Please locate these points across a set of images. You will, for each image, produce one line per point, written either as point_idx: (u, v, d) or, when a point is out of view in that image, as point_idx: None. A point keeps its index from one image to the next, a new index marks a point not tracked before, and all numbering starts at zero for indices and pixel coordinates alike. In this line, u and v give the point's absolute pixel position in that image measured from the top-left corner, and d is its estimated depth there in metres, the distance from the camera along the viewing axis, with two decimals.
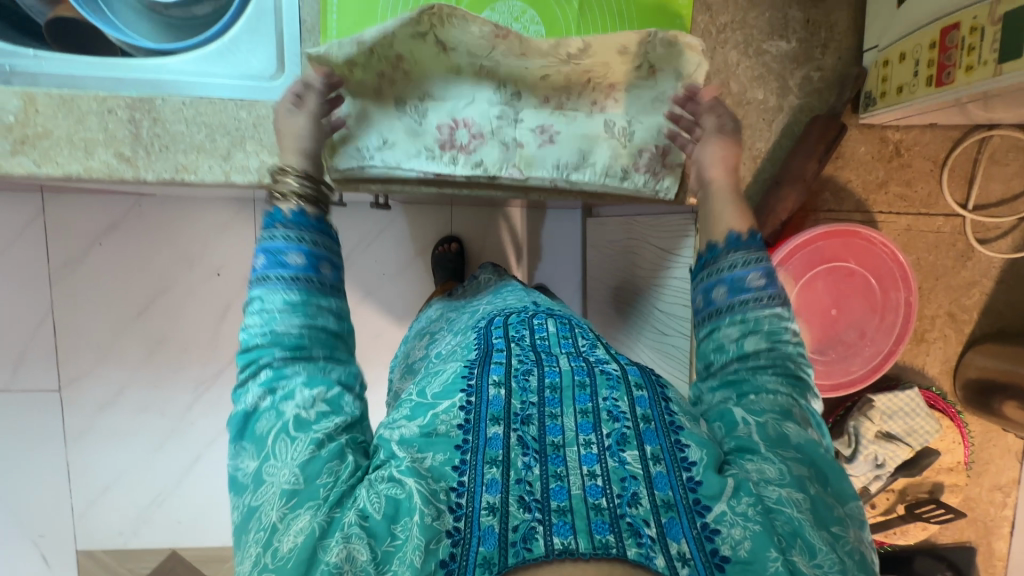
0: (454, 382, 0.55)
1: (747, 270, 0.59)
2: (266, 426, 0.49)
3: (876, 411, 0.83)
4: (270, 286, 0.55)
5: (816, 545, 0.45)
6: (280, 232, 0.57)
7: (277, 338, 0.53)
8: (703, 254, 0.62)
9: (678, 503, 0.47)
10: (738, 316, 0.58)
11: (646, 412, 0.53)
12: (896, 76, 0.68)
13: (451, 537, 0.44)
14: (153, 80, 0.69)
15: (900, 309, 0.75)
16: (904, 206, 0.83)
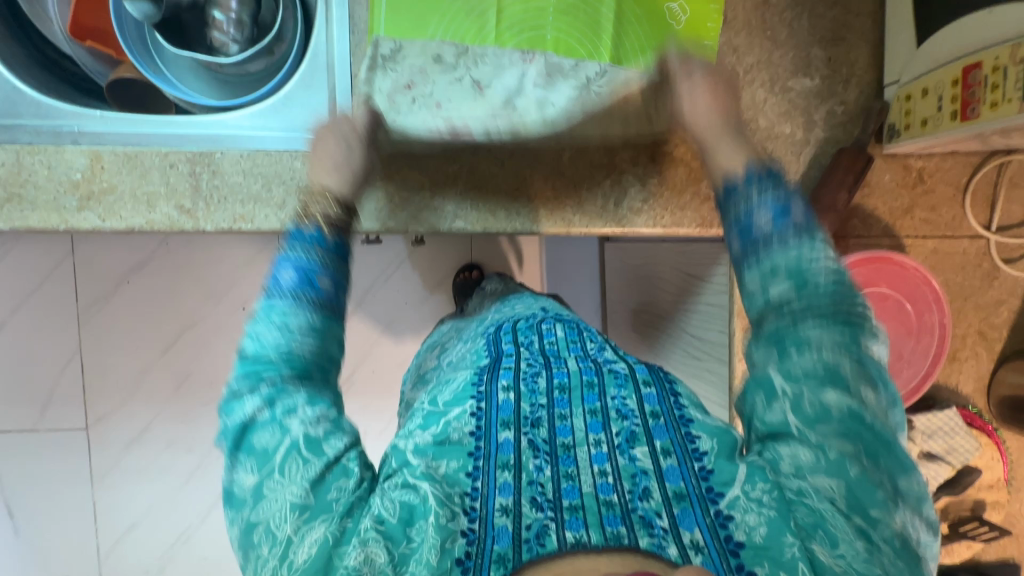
0: (465, 390, 0.59)
1: (761, 213, 0.56)
2: (266, 440, 0.49)
3: (918, 432, 0.80)
4: (292, 303, 0.54)
5: (840, 535, 0.47)
6: (309, 253, 0.57)
7: (290, 357, 0.52)
8: (722, 195, 0.60)
9: (691, 493, 0.51)
10: (758, 258, 0.55)
11: (655, 408, 0.58)
12: (919, 110, 0.72)
13: (466, 537, 0.47)
14: (211, 135, 0.72)
15: (936, 332, 0.78)
16: (929, 230, 0.84)
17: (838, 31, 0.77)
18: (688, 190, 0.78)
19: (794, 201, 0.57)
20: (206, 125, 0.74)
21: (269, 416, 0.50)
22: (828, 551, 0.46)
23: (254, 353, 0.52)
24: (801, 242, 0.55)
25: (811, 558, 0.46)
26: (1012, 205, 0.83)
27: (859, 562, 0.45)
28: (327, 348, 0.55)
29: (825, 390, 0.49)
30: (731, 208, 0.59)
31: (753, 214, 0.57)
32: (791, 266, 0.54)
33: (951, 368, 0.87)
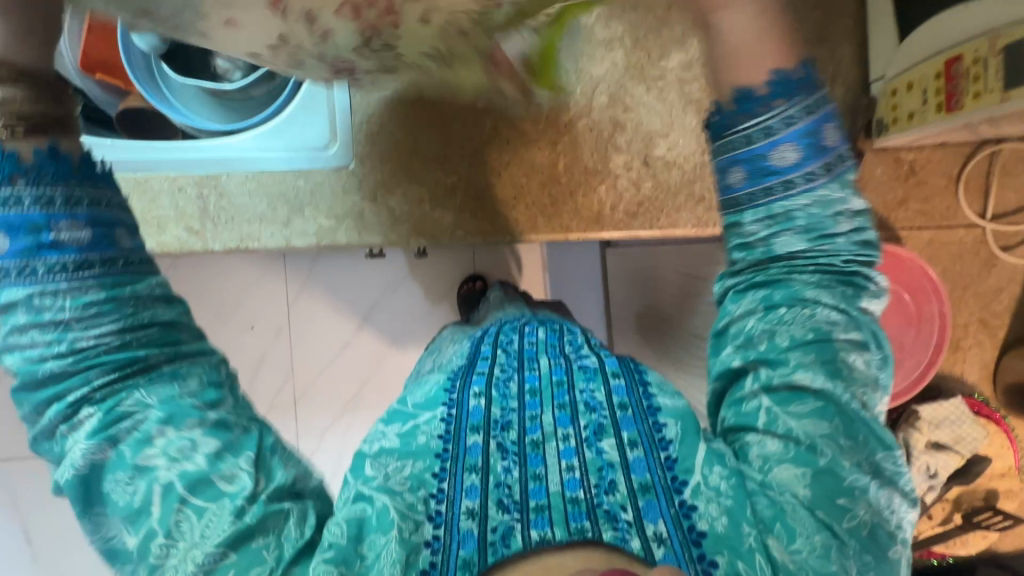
0: (437, 395, 0.58)
1: (777, 143, 0.50)
2: (126, 490, 0.41)
3: (925, 422, 0.80)
4: (33, 283, 0.39)
5: (797, 530, 0.47)
6: (19, 192, 0.39)
7: (87, 360, 0.41)
8: (714, 120, 0.52)
9: (656, 485, 0.51)
10: (762, 208, 0.52)
11: (624, 399, 0.57)
12: (906, 105, 0.73)
13: (431, 547, 0.47)
14: (219, 159, 0.75)
15: (935, 320, 0.78)
16: (924, 221, 0.85)
17: None
18: (683, 190, 0.79)
19: (826, 121, 0.50)
20: (213, 151, 0.76)
21: (122, 458, 0.41)
22: (784, 546, 0.47)
23: (25, 372, 0.40)
24: (830, 184, 0.51)
25: (767, 553, 0.47)
26: (1005, 193, 0.84)
27: (814, 558, 0.46)
28: (130, 330, 0.42)
29: (802, 365, 0.50)
30: (720, 141, 0.52)
31: (757, 145, 0.50)
32: (804, 225, 0.51)
33: (954, 357, 0.87)
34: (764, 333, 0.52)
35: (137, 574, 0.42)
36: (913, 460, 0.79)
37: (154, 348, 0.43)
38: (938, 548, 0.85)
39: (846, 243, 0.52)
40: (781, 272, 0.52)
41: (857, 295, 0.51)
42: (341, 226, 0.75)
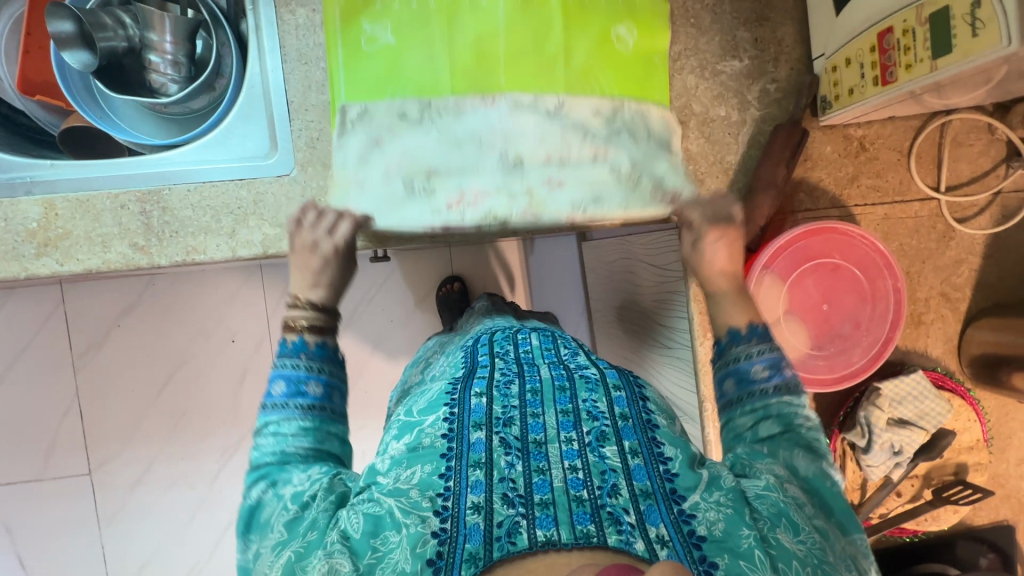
0: (440, 398, 0.66)
1: (753, 363, 0.64)
2: (267, 506, 0.58)
3: (886, 398, 0.78)
4: (280, 412, 0.63)
5: (799, 523, 0.53)
6: (300, 361, 0.66)
7: (288, 457, 0.61)
8: (718, 344, 0.68)
9: (656, 491, 0.55)
10: (748, 405, 0.62)
11: (624, 410, 0.63)
12: (846, 80, 0.72)
13: (438, 538, 0.51)
14: (159, 172, 0.74)
15: (890, 297, 0.76)
16: (878, 197, 0.84)
17: (761, 11, 0.79)
18: None
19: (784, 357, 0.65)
20: (153, 164, 0.75)
21: (271, 487, 0.59)
22: (792, 537, 0.52)
23: (259, 458, 0.62)
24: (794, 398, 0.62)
25: (771, 544, 0.51)
26: (958, 164, 0.83)
27: (815, 550, 0.52)
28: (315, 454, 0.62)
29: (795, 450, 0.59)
30: (720, 362, 0.67)
31: (748, 363, 0.64)
32: (774, 414, 0.62)
33: (918, 333, 0.86)
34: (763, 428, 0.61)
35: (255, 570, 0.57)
36: (875, 439, 0.78)
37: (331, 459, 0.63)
38: (909, 525, 0.84)
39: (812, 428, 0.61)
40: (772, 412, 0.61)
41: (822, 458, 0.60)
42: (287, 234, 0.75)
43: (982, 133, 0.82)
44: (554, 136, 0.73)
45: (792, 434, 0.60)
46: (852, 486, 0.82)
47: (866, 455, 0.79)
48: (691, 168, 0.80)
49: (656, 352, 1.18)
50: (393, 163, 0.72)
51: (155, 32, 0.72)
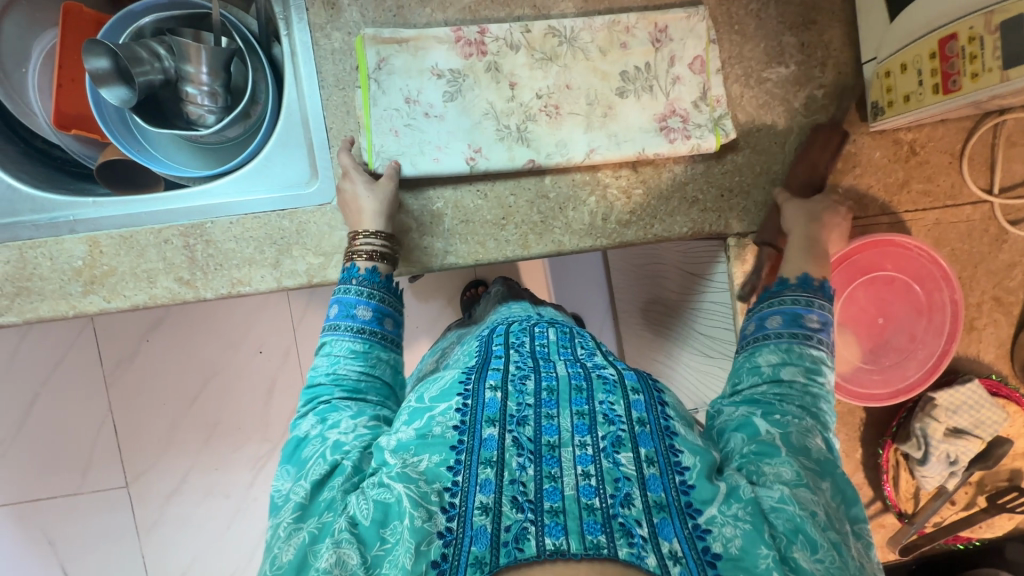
0: (452, 387, 0.59)
1: (808, 310, 0.67)
2: (310, 450, 0.57)
3: (941, 409, 0.77)
4: (335, 330, 0.66)
5: (817, 541, 0.50)
6: (353, 286, 0.67)
7: (339, 381, 0.62)
8: (771, 287, 0.71)
9: (670, 504, 0.51)
10: (783, 344, 0.65)
11: (642, 415, 0.57)
12: (901, 86, 0.70)
13: (443, 538, 0.48)
14: (201, 206, 0.74)
15: (947, 308, 0.75)
16: (929, 202, 0.81)
17: (808, 14, 0.77)
18: (675, 195, 0.78)
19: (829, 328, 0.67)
20: (194, 197, 0.75)
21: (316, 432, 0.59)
22: (809, 556, 0.50)
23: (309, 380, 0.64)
24: (828, 357, 0.65)
25: (790, 563, 0.49)
26: (1011, 165, 0.80)
27: (833, 568, 0.50)
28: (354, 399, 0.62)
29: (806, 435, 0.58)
30: (765, 302, 0.70)
31: (798, 308, 0.67)
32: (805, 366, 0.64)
33: (970, 338, 0.84)
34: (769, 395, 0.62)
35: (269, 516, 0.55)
36: (931, 450, 0.77)
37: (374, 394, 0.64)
38: (962, 533, 0.82)
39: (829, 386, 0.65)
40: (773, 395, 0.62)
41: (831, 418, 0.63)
42: (331, 262, 0.74)
43: None
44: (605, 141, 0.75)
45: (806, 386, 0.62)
46: (905, 496, 0.82)
47: (921, 467, 0.78)
48: (736, 179, 0.78)
49: (693, 358, 1.13)
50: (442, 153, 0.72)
51: (191, 64, 0.71)
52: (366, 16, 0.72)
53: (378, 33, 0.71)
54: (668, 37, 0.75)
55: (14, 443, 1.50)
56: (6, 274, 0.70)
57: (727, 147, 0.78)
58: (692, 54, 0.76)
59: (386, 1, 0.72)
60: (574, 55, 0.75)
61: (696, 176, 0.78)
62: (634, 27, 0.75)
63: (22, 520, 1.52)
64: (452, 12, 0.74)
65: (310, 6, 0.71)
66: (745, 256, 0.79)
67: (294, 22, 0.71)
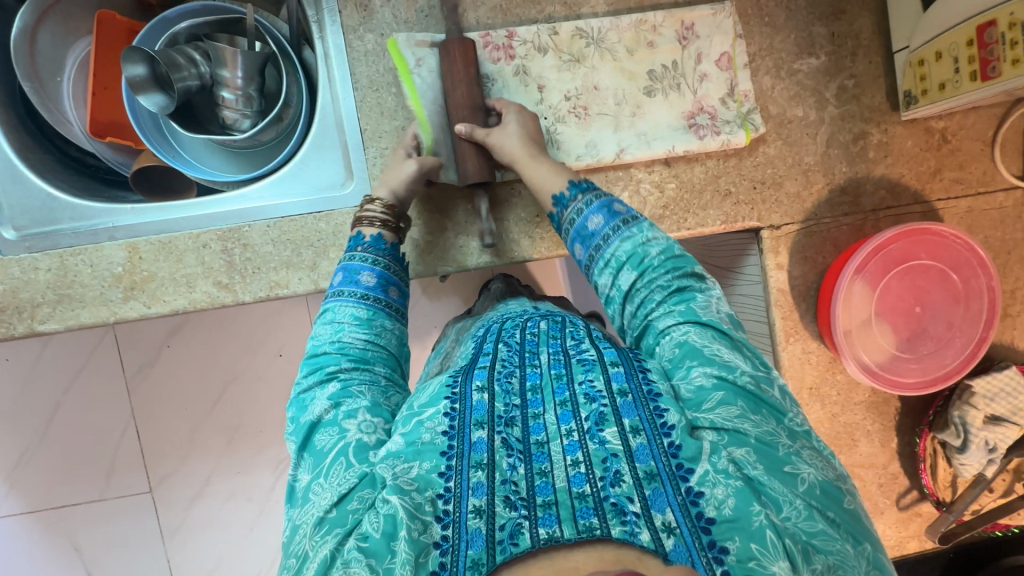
0: (439, 391, 0.57)
1: (588, 216, 0.66)
2: (327, 441, 0.55)
3: (980, 397, 0.77)
4: (339, 298, 0.65)
5: (781, 499, 0.49)
6: (359, 252, 0.67)
7: (347, 351, 0.61)
8: (553, 217, 0.69)
9: (661, 472, 0.49)
10: (601, 260, 0.64)
11: (623, 386, 0.54)
12: (936, 74, 0.70)
13: (440, 548, 0.47)
14: (237, 210, 0.74)
15: (984, 295, 0.75)
16: (961, 189, 0.81)
17: (837, 5, 0.77)
18: (708, 188, 0.78)
19: (615, 200, 0.67)
20: (230, 202, 0.76)
21: (334, 419, 0.56)
22: (776, 514, 0.48)
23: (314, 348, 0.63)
24: (635, 229, 0.64)
25: (775, 526, 0.47)
26: None
27: (801, 519, 0.48)
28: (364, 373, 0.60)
29: (694, 370, 0.55)
30: (564, 230, 0.68)
31: (583, 214, 0.66)
32: (637, 275, 0.62)
33: (1005, 326, 0.84)
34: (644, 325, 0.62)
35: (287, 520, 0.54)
36: (971, 438, 0.77)
37: (380, 364, 0.63)
38: (1002, 520, 0.82)
39: (664, 276, 0.61)
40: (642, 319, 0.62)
41: (702, 301, 0.61)
42: None
43: None
44: (633, 139, 0.75)
45: (664, 308, 0.60)
46: (943, 484, 0.83)
47: (961, 455, 0.78)
48: (769, 172, 0.78)
49: None
50: None
51: (227, 69, 0.72)
52: (398, 18, 0.72)
53: (410, 39, 0.71)
54: (696, 33, 0.76)
55: (38, 450, 1.51)
56: (48, 282, 0.71)
57: (759, 140, 0.78)
58: (720, 50, 0.76)
59: (419, 2, 0.72)
60: (601, 55, 0.75)
61: (728, 170, 0.78)
62: (661, 26, 0.75)
63: (48, 527, 1.53)
64: (483, 11, 0.74)
65: (344, 8, 0.72)
66: (779, 248, 0.79)
67: (327, 24, 0.71)
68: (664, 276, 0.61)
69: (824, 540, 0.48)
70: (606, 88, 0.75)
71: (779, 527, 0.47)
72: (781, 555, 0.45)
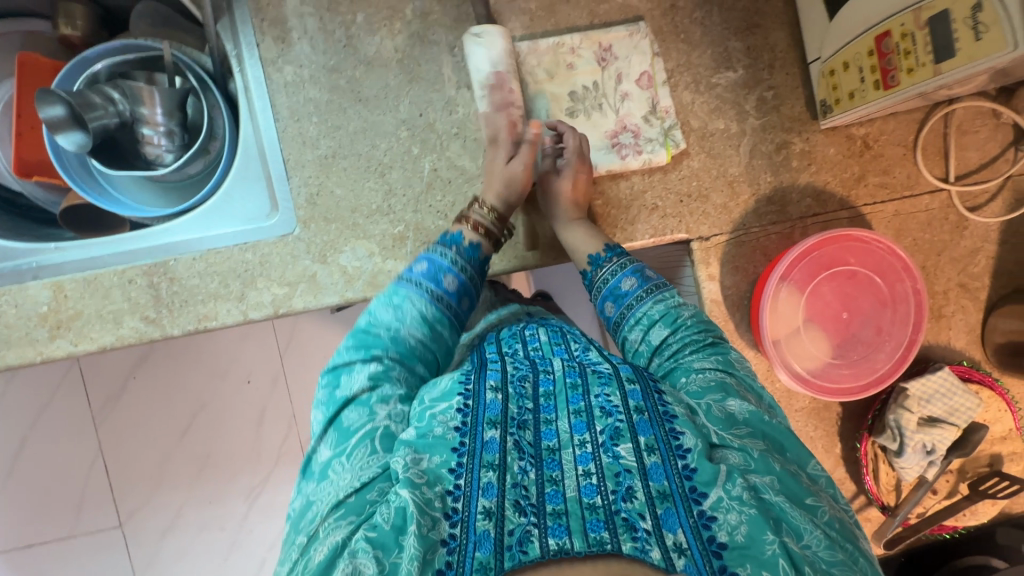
0: (452, 386, 0.58)
1: (621, 277, 0.71)
2: (354, 419, 0.58)
3: (914, 400, 0.78)
4: (412, 288, 0.67)
5: (801, 526, 0.48)
6: (451, 253, 0.69)
7: (400, 343, 0.64)
8: (585, 275, 0.74)
9: (674, 492, 0.49)
10: (632, 317, 0.69)
11: (639, 403, 0.55)
12: (845, 84, 0.71)
13: (447, 545, 0.46)
14: (165, 244, 0.74)
15: (910, 299, 0.75)
16: (887, 194, 0.82)
17: (752, 19, 0.78)
18: (635, 203, 0.78)
19: (644, 265, 0.72)
20: (157, 235, 0.76)
21: (366, 400, 0.59)
22: (797, 542, 0.47)
23: (365, 326, 0.65)
24: (672, 290, 0.70)
25: (790, 551, 0.46)
26: (965, 153, 0.82)
27: (822, 550, 0.47)
28: (400, 364, 0.63)
29: (725, 402, 0.57)
30: (596, 288, 0.73)
31: (615, 278, 0.71)
32: (669, 326, 0.67)
33: (940, 326, 0.84)
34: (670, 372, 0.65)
35: (302, 492, 0.56)
36: (907, 442, 0.77)
37: (422, 365, 0.65)
38: (948, 521, 0.82)
39: (694, 331, 0.66)
40: (671, 363, 0.65)
41: (733, 360, 0.64)
42: (296, 292, 0.74)
43: (987, 119, 0.81)
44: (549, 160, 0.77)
45: (695, 354, 0.64)
46: (887, 488, 0.83)
47: (898, 459, 0.78)
48: (694, 184, 0.79)
49: None
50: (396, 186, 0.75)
51: (145, 106, 0.72)
52: (316, 49, 0.73)
53: (340, 85, 0.73)
54: (613, 54, 0.77)
55: (5, 490, 1.49)
56: None
57: (682, 154, 0.79)
58: (639, 70, 0.77)
59: (336, 32, 0.73)
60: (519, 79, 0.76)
61: (653, 184, 0.78)
62: (578, 48, 0.77)
63: (17, 567, 1.51)
64: (401, 39, 0.74)
65: (262, 41, 0.73)
66: (709, 260, 0.80)
67: (246, 58, 0.72)
68: (697, 329, 0.66)
69: (843, 571, 0.47)
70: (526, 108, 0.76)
71: (795, 554, 0.46)
72: None
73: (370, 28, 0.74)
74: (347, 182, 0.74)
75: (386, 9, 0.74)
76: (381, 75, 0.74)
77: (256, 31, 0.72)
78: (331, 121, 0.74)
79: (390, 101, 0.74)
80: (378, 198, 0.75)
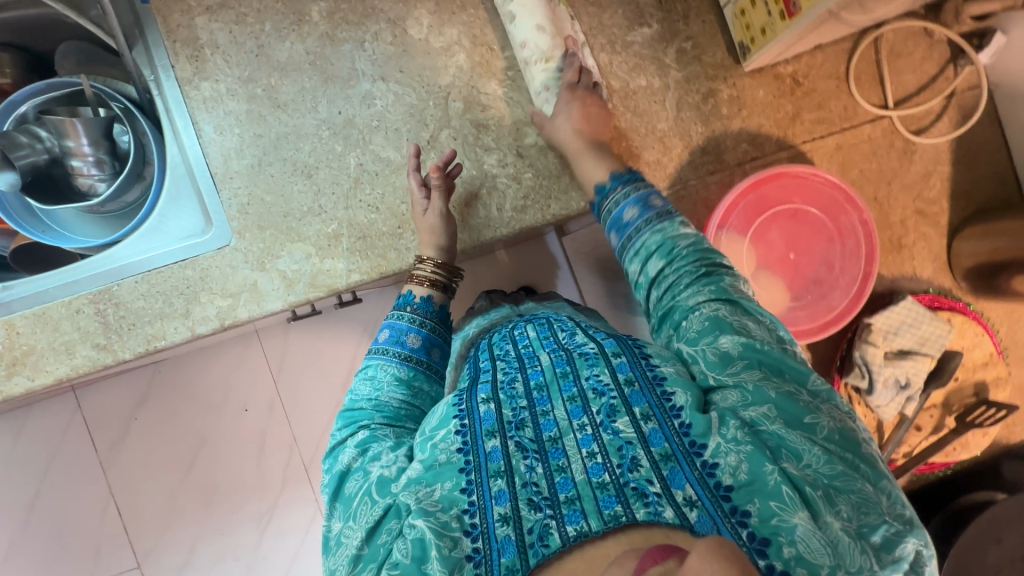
0: (444, 410, 0.53)
1: (623, 206, 0.66)
2: (354, 485, 0.52)
3: (879, 334, 0.75)
4: (377, 356, 0.65)
5: (800, 448, 0.46)
6: (407, 313, 0.68)
7: (381, 407, 0.60)
8: (597, 199, 0.70)
9: (676, 451, 0.46)
10: (630, 253, 0.63)
11: (628, 375, 0.51)
12: (756, 21, 0.70)
13: (473, 560, 0.43)
14: (106, 270, 0.76)
15: (859, 229, 0.73)
16: (826, 128, 0.80)
17: None
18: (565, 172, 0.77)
19: (652, 193, 0.66)
20: (99, 263, 0.77)
21: (360, 465, 0.54)
22: (797, 465, 0.45)
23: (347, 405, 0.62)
24: (681, 220, 0.63)
25: (790, 478, 0.44)
26: (903, 77, 0.78)
27: (824, 467, 0.45)
28: (390, 424, 0.58)
29: (716, 340, 0.52)
30: (604, 215, 0.69)
31: (621, 205, 0.66)
32: (665, 260, 0.60)
33: (902, 257, 0.82)
34: (666, 317, 0.59)
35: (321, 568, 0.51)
36: (876, 377, 0.75)
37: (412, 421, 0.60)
38: (937, 459, 0.80)
39: (688, 263, 0.59)
40: (668, 302, 0.59)
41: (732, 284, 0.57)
42: (239, 302, 0.75)
43: (920, 39, 0.78)
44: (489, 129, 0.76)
45: (689, 290, 0.57)
46: None
47: (871, 396, 0.77)
48: (624, 145, 0.78)
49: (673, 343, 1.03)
50: (323, 184, 0.75)
51: (71, 138, 0.74)
52: (230, 61, 0.75)
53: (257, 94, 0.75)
54: None
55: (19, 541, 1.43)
56: None
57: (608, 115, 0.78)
58: None
59: (247, 43, 0.75)
60: (433, 63, 0.76)
61: None
62: (488, 26, 0.77)
63: None
64: (311, 41, 0.75)
65: (176, 62, 0.74)
66: None
67: (163, 80, 0.74)
68: (693, 258, 0.59)
69: (845, 481, 0.45)
70: (445, 90, 0.76)
71: (795, 477, 0.44)
72: (801, 506, 0.42)
73: (279, 35, 0.75)
74: (275, 187, 0.75)
75: (292, 13, 0.75)
76: (296, 78, 0.75)
77: (170, 53, 0.74)
78: (253, 131, 0.75)
79: (308, 103, 0.75)
80: (308, 198, 0.75)
